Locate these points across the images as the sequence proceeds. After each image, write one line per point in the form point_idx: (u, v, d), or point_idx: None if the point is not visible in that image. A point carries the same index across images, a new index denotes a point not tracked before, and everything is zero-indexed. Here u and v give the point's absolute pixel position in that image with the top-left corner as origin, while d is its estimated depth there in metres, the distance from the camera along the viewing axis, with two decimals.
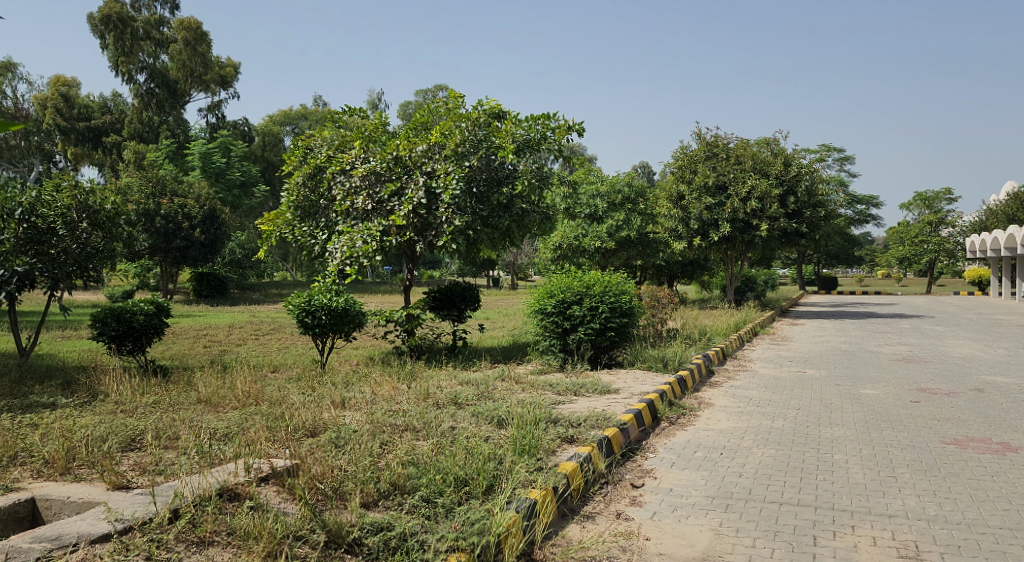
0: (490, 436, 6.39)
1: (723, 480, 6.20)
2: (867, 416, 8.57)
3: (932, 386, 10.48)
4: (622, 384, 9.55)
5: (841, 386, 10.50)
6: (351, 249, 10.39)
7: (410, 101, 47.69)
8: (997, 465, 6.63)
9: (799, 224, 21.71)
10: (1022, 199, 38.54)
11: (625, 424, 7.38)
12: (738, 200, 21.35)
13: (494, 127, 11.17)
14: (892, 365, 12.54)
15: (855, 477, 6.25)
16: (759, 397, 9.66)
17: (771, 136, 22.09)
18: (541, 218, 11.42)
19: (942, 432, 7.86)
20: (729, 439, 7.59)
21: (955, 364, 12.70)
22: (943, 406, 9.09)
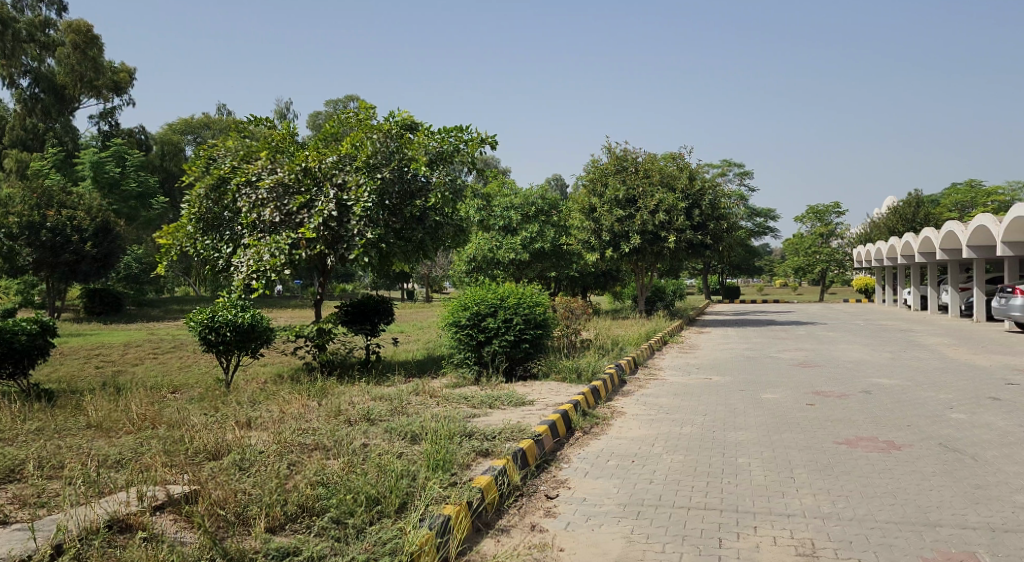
0: (403, 452, 6.30)
1: (635, 487, 6.29)
2: (769, 420, 8.90)
3: (827, 389, 11.00)
4: (536, 396, 9.59)
5: (744, 391, 10.87)
6: (258, 263, 10.04)
7: (319, 111, 46.97)
8: (885, 462, 6.98)
9: (704, 236, 22.47)
10: (903, 212, 41.11)
11: (540, 435, 7.40)
12: (647, 212, 21.87)
13: (407, 139, 11.10)
14: (790, 370, 13.10)
15: (758, 480, 6.46)
16: (668, 405, 9.88)
17: (676, 151, 22.87)
18: (454, 230, 11.37)
19: (836, 432, 8.24)
20: (641, 446, 7.71)
21: (847, 367, 13.38)
22: (836, 408, 9.55)
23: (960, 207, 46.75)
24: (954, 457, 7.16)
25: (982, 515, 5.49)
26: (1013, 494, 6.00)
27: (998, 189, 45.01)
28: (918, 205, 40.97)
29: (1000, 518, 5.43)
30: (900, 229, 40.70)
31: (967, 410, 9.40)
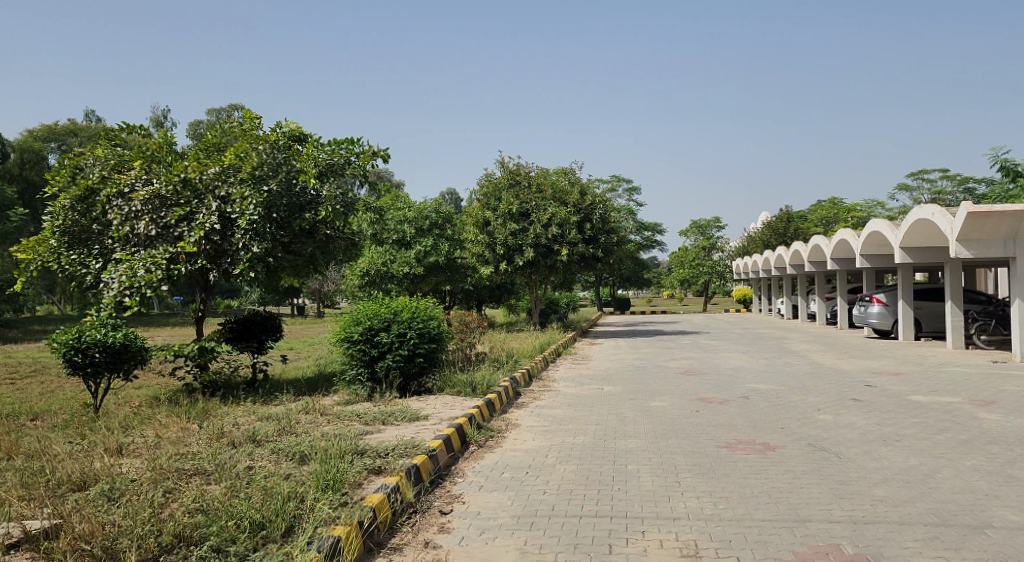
0: (292, 473, 6.09)
1: (529, 498, 6.33)
2: (657, 427, 9.17)
3: (710, 396, 11.46)
4: (431, 410, 9.52)
5: (634, 400, 11.17)
6: (131, 278, 9.49)
7: (200, 120, 45.14)
8: (761, 463, 7.32)
9: (595, 249, 22.97)
10: (776, 227, 43.54)
11: (434, 450, 7.35)
12: (540, 226, 22.22)
13: (295, 151, 10.83)
14: (675, 378, 13.57)
15: (646, 485, 6.63)
16: (563, 416, 10.02)
17: (567, 166, 23.34)
18: (346, 244, 11.15)
19: (718, 437, 8.59)
20: (535, 457, 7.78)
21: (728, 374, 13.99)
22: (718, 414, 9.96)
23: (825, 222, 50.01)
24: (822, 455, 7.62)
25: (846, 509, 5.84)
26: (873, 488, 6.43)
27: (857, 206, 48.46)
28: (788, 220, 43.51)
29: (861, 511, 5.79)
30: (773, 243, 43.09)
31: (834, 411, 10.02)
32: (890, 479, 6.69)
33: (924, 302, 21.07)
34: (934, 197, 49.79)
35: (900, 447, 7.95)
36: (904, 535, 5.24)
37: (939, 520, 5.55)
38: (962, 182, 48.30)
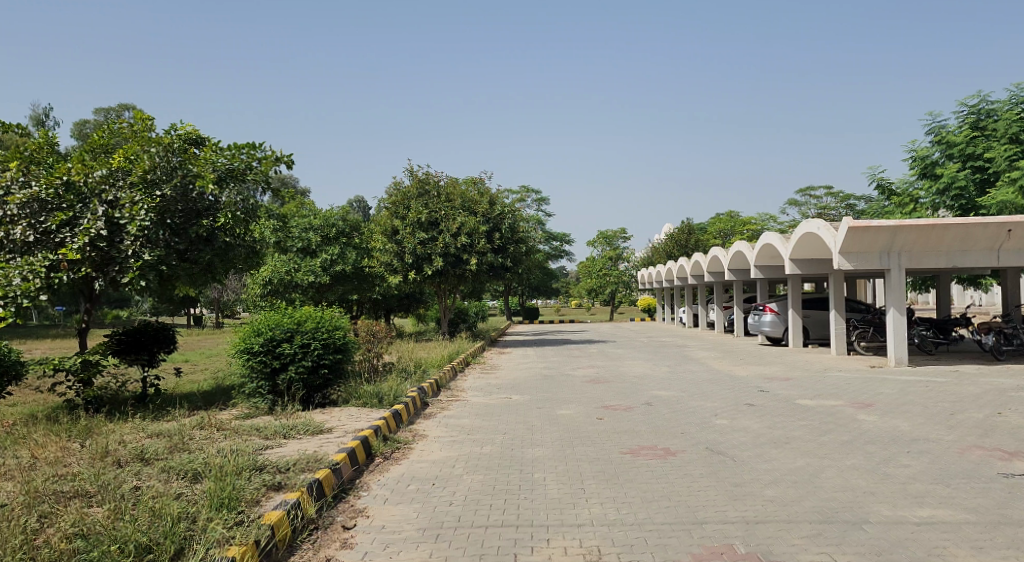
0: (183, 493, 5.78)
1: (434, 510, 6.24)
2: (563, 435, 9.24)
3: (614, 403, 11.64)
4: (335, 423, 9.28)
5: (541, 409, 11.23)
6: (5, 287, 8.81)
7: (87, 121, 42.81)
8: (662, 468, 7.48)
9: (504, 259, 22.93)
10: (678, 239, 44.94)
11: (338, 464, 7.15)
12: (449, 235, 22.10)
13: (191, 154, 10.37)
14: (581, 386, 13.75)
15: (552, 493, 6.66)
16: (471, 426, 9.96)
17: (476, 176, 23.34)
18: (247, 252, 10.75)
19: (621, 443, 8.72)
20: (441, 469, 7.69)
21: (633, 381, 14.29)
22: (622, 420, 10.13)
23: (723, 235, 51.96)
24: (718, 459, 7.86)
25: (739, 510, 6.03)
26: (764, 489, 6.67)
27: (752, 219, 50.60)
28: (689, 231, 44.97)
29: (753, 511, 5.99)
30: (675, 254, 44.45)
31: (730, 416, 10.37)
32: (779, 480, 6.96)
33: (812, 311, 22.18)
34: (820, 212, 52.62)
35: (789, 448, 8.30)
36: (791, 533, 5.45)
37: (823, 518, 5.80)
38: (845, 199, 51.34)
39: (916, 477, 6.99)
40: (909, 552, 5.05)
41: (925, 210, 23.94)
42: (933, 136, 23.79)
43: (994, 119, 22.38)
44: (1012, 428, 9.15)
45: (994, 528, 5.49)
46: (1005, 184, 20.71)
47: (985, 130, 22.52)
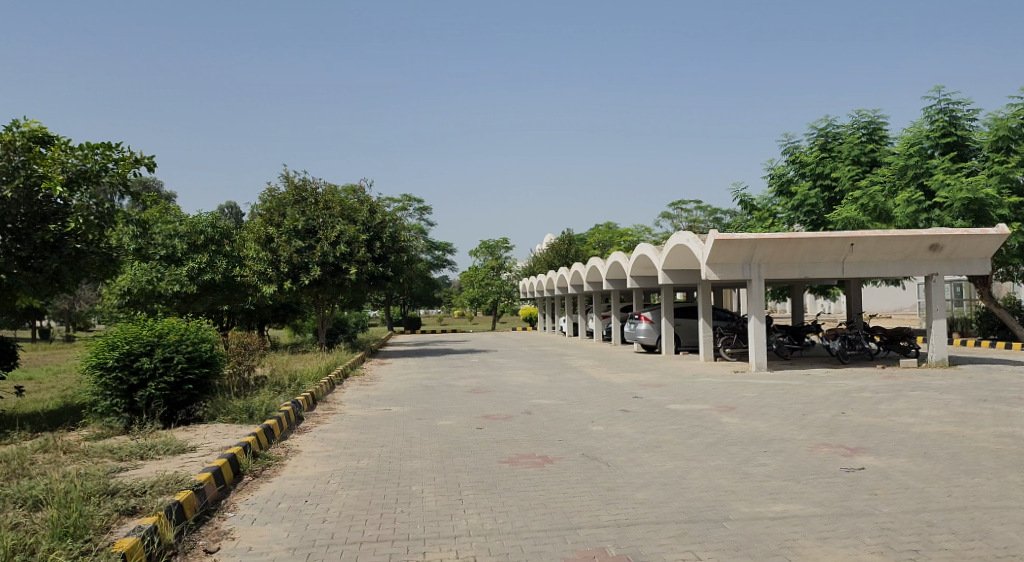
0: (20, 522, 5.28)
1: (305, 528, 6.00)
2: (441, 446, 9.15)
3: (494, 412, 11.66)
4: (200, 440, 8.79)
5: (421, 420, 11.08)
6: None
7: None
8: (540, 476, 7.53)
9: (385, 268, 22.52)
10: (559, 249, 45.81)
11: (201, 484, 6.75)
12: (327, 243, 21.46)
13: (37, 153, 9.59)
14: (461, 396, 13.68)
15: (430, 505, 6.55)
16: (348, 439, 9.68)
17: (356, 184, 22.89)
18: (102, 260, 10.03)
19: (500, 452, 8.73)
20: (315, 485, 7.41)
21: (513, 390, 14.37)
22: (501, 430, 10.15)
23: (602, 245, 53.41)
24: (594, 464, 8.00)
25: (612, 514, 6.15)
26: (635, 492, 6.84)
27: (628, 230, 52.33)
28: (570, 242, 45.91)
29: (625, 514, 6.13)
30: (556, 264, 45.28)
31: (605, 423, 10.60)
32: (649, 482, 7.17)
33: (683, 320, 23.17)
34: (691, 225, 55.14)
35: (660, 452, 8.57)
36: (659, 534, 5.60)
37: (689, 517, 6.01)
38: (713, 213, 54.01)
39: (772, 474, 7.38)
40: (765, 546, 5.30)
41: (783, 224, 25.57)
42: (789, 156, 25.47)
43: (840, 141, 24.19)
44: (855, 426, 9.84)
45: (838, 519, 5.86)
46: (850, 201, 22.44)
47: (833, 151, 24.24)
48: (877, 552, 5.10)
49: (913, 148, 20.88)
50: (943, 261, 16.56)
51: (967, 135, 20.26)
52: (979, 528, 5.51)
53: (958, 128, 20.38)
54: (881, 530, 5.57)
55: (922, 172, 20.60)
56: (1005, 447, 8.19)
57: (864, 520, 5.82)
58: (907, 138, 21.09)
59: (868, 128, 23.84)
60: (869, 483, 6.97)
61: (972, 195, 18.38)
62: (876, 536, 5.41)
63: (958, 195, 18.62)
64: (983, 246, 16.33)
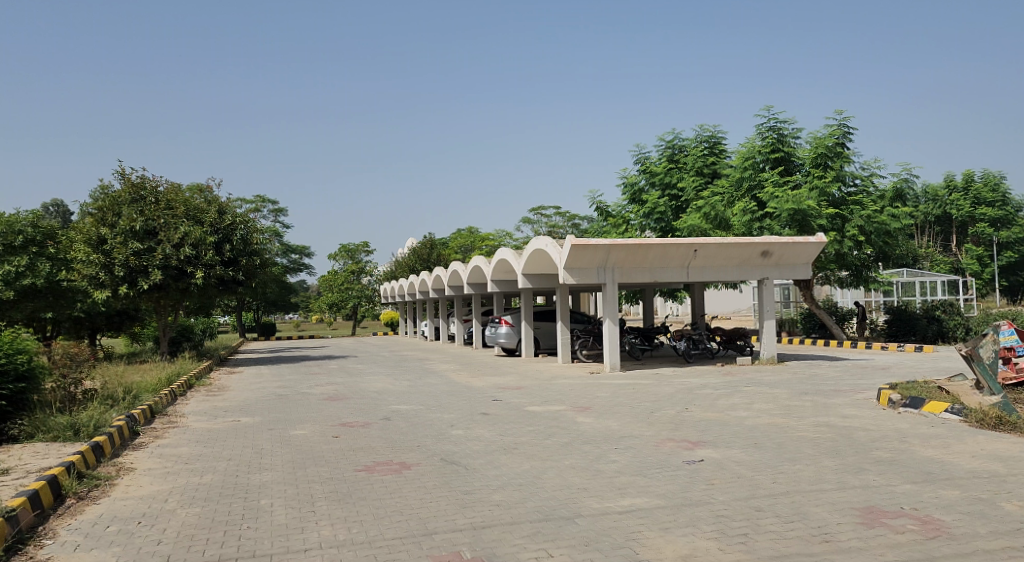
0: None
1: (138, 552, 5.58)
2: (294, 456, 8.82)
3: (351, 420, 11.39)
4: (15, 462, 7.98)
5: (272, 430, 10.64)
6: None
7: None
8: (396, 483, 7.41)
9: (235, 272, 21.49)
10: (420, 254, 45.56)
11: (14, 511, 6.13)
12: (169, 245, 20.15)
13: None
14: (316, 404, 13.26)
15: (279, 519, 6.29)
16: (189, 454, 9.12)
17: (202, 183, 21.75)
18: None
19: (356, 461, 8.52)
20: (151, 505, 6.92)
21: (371, 397, 14.09)
22: (358, 438, 9.92)
23: (464, 250, 53.63)
24: (451, 469, 7.99)
25: (468, 517, 6.15)
26: (492, 494, 6.88)
27: (490, 235, 53.02)
28: (431, 246, 45.86)
29: (481, 517, 6.15)
30: (418, 268, 45.05)
31: (464, 426, 10.62)
32: (506, 484, 7.23)
33: (542, 323, 23.69)
34: (550, 230, 56.55)
35: (516, 453, 8.67)
36: (514, 534, 5.66)
37: (542, 516, 6.12)
38: (571, 218, 55.67)
39: (621, 470, 7.65)
40: (612, 539, 5.47)
41: (635, 231, 26.70)
42: (640, 165, 26.63)
43: (685, 153, 25.59)
44: (696, 421, 10.40)
45: (679, 510, 6.16)
46: (693, 210, 23.77)
47: (679, 162, 25.62)
48: (712, 538, 5.41)
49: (747, 162, 22.40)
50: (772, 266, 17.88)
51: (792, 151, 22.03)
52: (799, 511, 5.97)
53: (785, 145, 22.07)
54: (716, 517, 5.90)
55: (755, 185, 22.17)
56: (823, 435, 8.93)
57: (702, 509, 6.15)
58: (742, 153, 22.53)
59: (710, 142, 25.34)
60: (708, 474, 7.37)
61: (796, 206, 20.06)
62: (711, 524, 5.73)
63: (784, 206, 20.26)
64: (806, 252, 17.77)
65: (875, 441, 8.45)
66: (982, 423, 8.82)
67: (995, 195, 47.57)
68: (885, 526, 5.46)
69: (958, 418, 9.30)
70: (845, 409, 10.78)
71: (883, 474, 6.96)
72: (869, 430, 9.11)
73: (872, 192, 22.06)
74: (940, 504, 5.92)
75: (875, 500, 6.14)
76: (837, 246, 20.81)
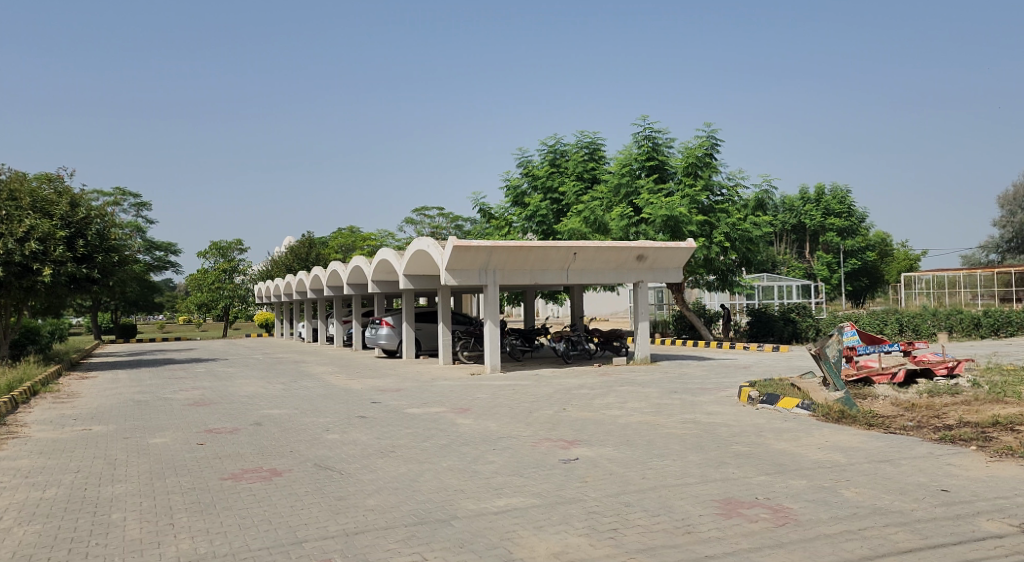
0: None
1: None
2: (152, 466, 8.32)
3: (217, 426, 10.89)
4: None
5: (129, 439, 9.99)
6: None
7: None
8: (264, 491, 7.13)
9: (88, 269, 20.09)
10: (298, 253, 44.30)
11: None
12: (13, 239, 18.55)
13: None
14: (181, 410, 12.57)
15: (132, 534, 5.91)
16: (30, 467, 8.42)
17: (52, 173, 20.22)
18: None
19: (222, 469, 8.14)
20: None
21: (239, 402, 13.51)
22: (224, 444, 9.49)
23: (344, 249, 52.44)
24: (324, 474, 7.79)
25: (340, 523, 6.01)
26: (366, 499, 6.77)
27: (372, 235, 52.31)
28: (310, 246, 44.74)
29: (353, 523, 6.03)
30: (295, 267, 43.82)
31: (340, 430, 10.38)
32: (380, 488, 7.13)
33: (424, 324, 23.52)
34: (432, 231, 56.44)
35: (392, 456, 8.57)
36: (388, 539, 5.59)
37: (417, 520, 6.06)
38: (454, 220, 55.77)
39: (498, 471, 7.72)
40: (486, 540, 5.50)
41: (517, 233, 27.00)
42: (522, 168, 26.97)
43: (566, 158, 26.15)
44: (572, 421, 10.63)
45: (552, 508, 6.27)
46: (574, 214, 24.29)
47: (560, 166, 26.16)
48: (582, 534, 5.53)
49: (625, 169, 23.24)
50: (647, 269, 18.53)
51: (666, 160, 23.01)
52: (664, 504, 6.21)
53: (659, 153, 23.04)
54: (587, 514, 6.04)
55: (631, 191, 22.96)
56: (688, 432, 9.35)
57: (574, 506, 6.29)
58: (619, 160, 23.43)
59: (590, 147, 25.98)
60: (581, 472, 7.55)
61: (669, 213, 20.98)
62: (582, 520, 5.87)
63: (659, 212, 21.13)
64: (677, 257, 18.54)
65: (737, 436, 8.93)
66: (827, 416, 9.52)
67: (842, 206, 51.66)
68: (741, 516, 5.77)
69: (807, 412, 9.99)
70: (710, 406, 11.33)
71: (741, 467, 7.37)
72: (730, 425, 9.62)
73: (737, 201, 23.34)
74: (790, 493, 6.33)
75: (733, 492, 6.48)
76: (706, 252, 21.89)
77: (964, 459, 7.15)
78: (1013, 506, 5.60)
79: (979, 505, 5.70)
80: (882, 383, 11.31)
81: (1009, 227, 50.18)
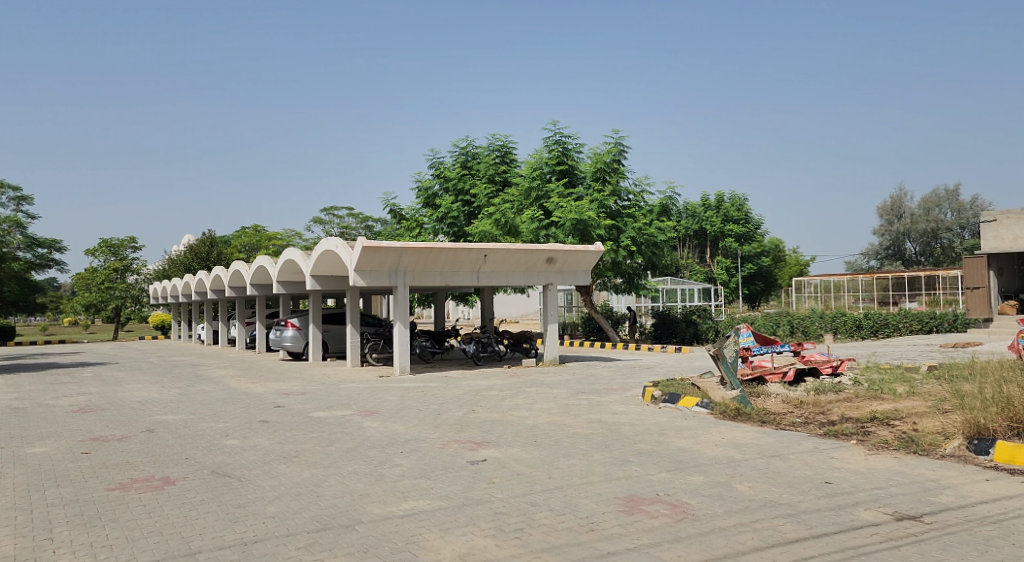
0: None
1: None
2: (31, 478, 7.81)
3: (105, 434, 10.32)
4: None
5: (5, 449, 9.34)
6: None
7: None
8: (156, 501, 6.82)
9: None
10: (197, 252, 42.56)
11: None
12: None
13: None
14: (64, 417, 11.82)
15: (5, 551, 5.53)
16: None
17: None
18: None
19: (109, 479, 7.73)
20: None
21: (129, 407, 12.88)
22: (113, 453, 9.02)
23: (247, 249, 50.78)
24: (221, 481, 7.52)
25: (236, 532, 5.81)
26: (266, 506, 6.56)
27: (277, 234, 50.91)
28: (211, 244, 43.13)
29: (251, 531, 5.84)
30: (195, 267, 42.11)
31: (240, 435, 10.03)
32: (281, 495, 6.93)
33: (330, 326, 23.05)
34: (340, 232, 55.39)
35: (295, 462, 8.35)
36: (288, 546, 5.44)
37: (320, 525, 5.92)
38: (364, 220, 54.94)
39: (404, 474, 7.64)
40: (391, 544, 5.43)
41: (427, 234, 26.82)
42: (434, 169, 26.80)
43: (478, 160, 26.15)
44: (480, 422, 10.63)
45: (458, 510, 6.25)
46: (484, 216, 24.33)
47: (472, 168, 26.14)
48: (488, 535, 5.53)
49: (535, 172, 23.48)
50: (555, 272, 18.74)
51: (576, 164, 23.36)
52: (569, 503, 6.29)
53: (569, 158, 23.36)
54: (493, 515, 6.05)
55: (542, 195, 23.22)
56: (593, 431, 9.51)
57: (480, 508, 6.29)
58: (530, 163, 23.64)
59: (502, 150, 26.08)
60: (488, 473, 7.56)
61: (578, 216, 21.30)
62: (487, 521, 5.88)
63: (568, 216, 21.43)
64: (585, 260, 18.84)
65: (639, 435, 9.15)
66: (725, 414, 9.86)
67: (739, 213, 53.60)
68: (642, 512, 5.90)
69: (706, 411, 10.33)
70: (614, 406, 11.57)
71: (643, 465, 7.55)
72: (634, 425, 9.85)
73: (643, 206, 23.93)
74: (688, 489, 6.53)
75: (635, 489, 6.63)
76: (613, 256, 22.36)
77: (846, 453, 7.56)
78: (889, 496, 5.96)
79: (859, 495, 6.03)
80: (774, 382, 11.83)
81: (887, 235, 53.43)
